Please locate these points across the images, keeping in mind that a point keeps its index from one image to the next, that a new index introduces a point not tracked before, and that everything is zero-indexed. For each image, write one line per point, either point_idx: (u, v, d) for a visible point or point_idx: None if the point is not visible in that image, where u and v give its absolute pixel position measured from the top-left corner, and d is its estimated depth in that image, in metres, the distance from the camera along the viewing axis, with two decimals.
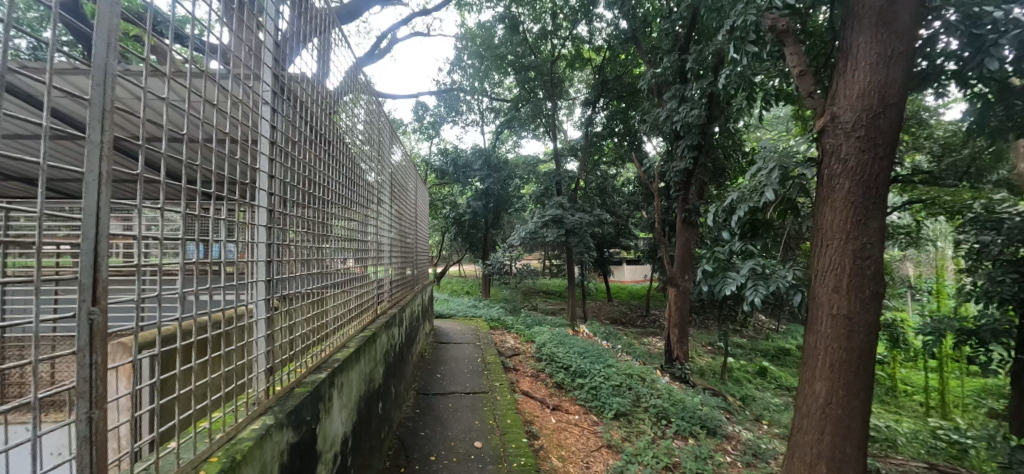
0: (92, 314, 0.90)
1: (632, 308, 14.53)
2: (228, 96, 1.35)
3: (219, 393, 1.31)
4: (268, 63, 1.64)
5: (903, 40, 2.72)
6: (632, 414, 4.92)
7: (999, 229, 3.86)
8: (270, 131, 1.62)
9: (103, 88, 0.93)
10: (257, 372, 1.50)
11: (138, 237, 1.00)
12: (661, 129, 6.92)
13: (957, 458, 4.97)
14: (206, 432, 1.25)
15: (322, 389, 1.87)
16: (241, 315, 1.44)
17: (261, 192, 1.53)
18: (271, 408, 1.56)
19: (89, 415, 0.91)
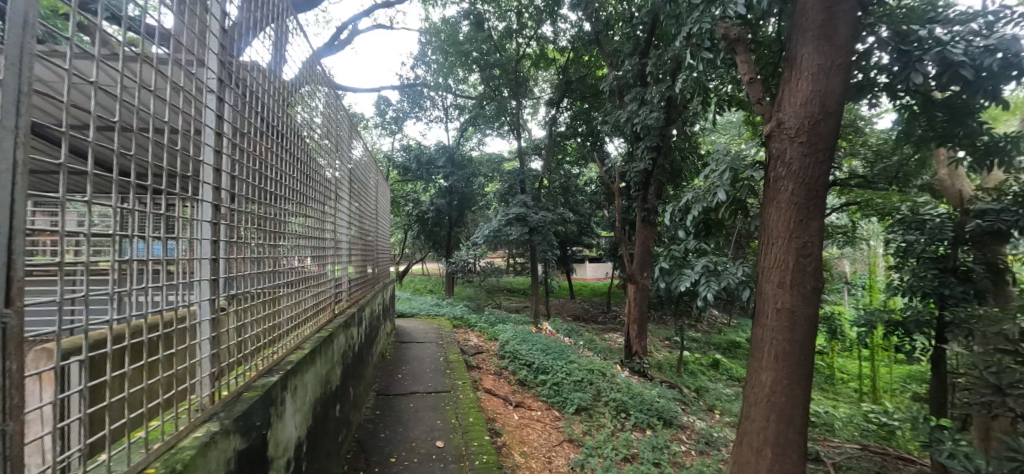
0: (5, 317, 0.85)
1: (594, 305, 14.82)
2: (168, 85, 1.28)
3: (157, 399, 1.24)
4: (215, 51, 1.56)
5: (843, 53, 2.92)
6: (593, 408, 5.04)
7: (922, 229, 4.33)
8: (215, 123, 1.55)
9: (17, 70, 0.86)
10: (201, 376, 1.44)
11: (60, 233, 0.94)
12: (622, 130, 7.10)
13: (886, 439, 5.43)
14: (141, 441, 1.19)
15: (274, 392, 1.82)
16: (184, 317, 1.37)
17: (204, 187, 1.46)
18: (216, 414, 1.50)
19: (3, 428, 0.85)
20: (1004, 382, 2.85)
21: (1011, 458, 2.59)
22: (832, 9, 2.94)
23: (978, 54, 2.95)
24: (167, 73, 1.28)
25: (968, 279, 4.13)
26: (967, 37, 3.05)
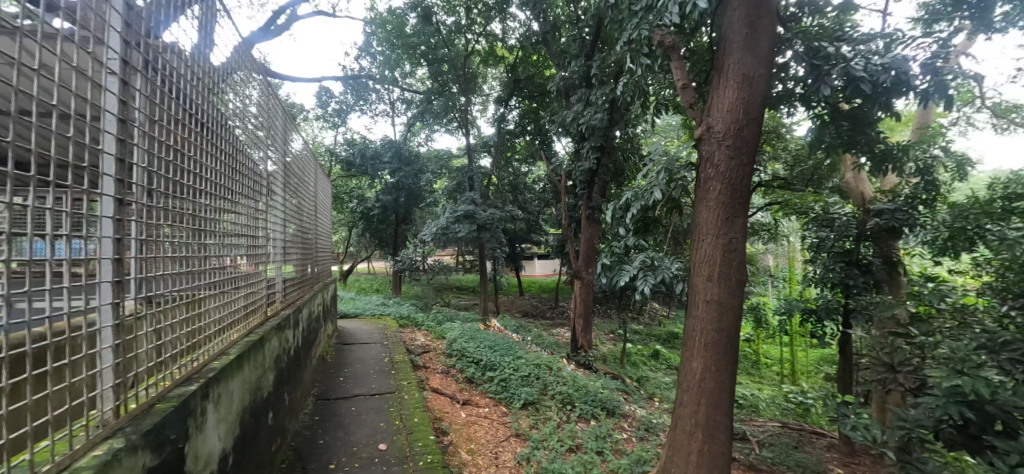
0: None
1: (542, 302, 15.05)
2: (58, 64, 1.16)
3: (47, 416, 1.13)
4: (118, 30, 1.42)
5: (764, 63, 3.15)
6: (540, 402, 5.13)
7: (832, 226, 4.86)
8: (119, 109, 1.42)
9: None
10: (102, 389, 1.32)
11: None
12: (569, 129, 7.27)
13: (802, 416, 5.97)
14: (25, 462, 1.08)
15: (192, 403, 1.71)
16: (80, 325, 1.25)
17: (106, 178, 1.33)
18: (121, 429, 1.39)
19: None
20: (895, 361, 3.21)
21: (900, 427, 2.96)
22: (755, 22, 3.16)
23: (876, 70, 3.29)
24: (56, 51, 1.15)
25: (869, 270, 4.63)
26: (867, 55, 3.40)
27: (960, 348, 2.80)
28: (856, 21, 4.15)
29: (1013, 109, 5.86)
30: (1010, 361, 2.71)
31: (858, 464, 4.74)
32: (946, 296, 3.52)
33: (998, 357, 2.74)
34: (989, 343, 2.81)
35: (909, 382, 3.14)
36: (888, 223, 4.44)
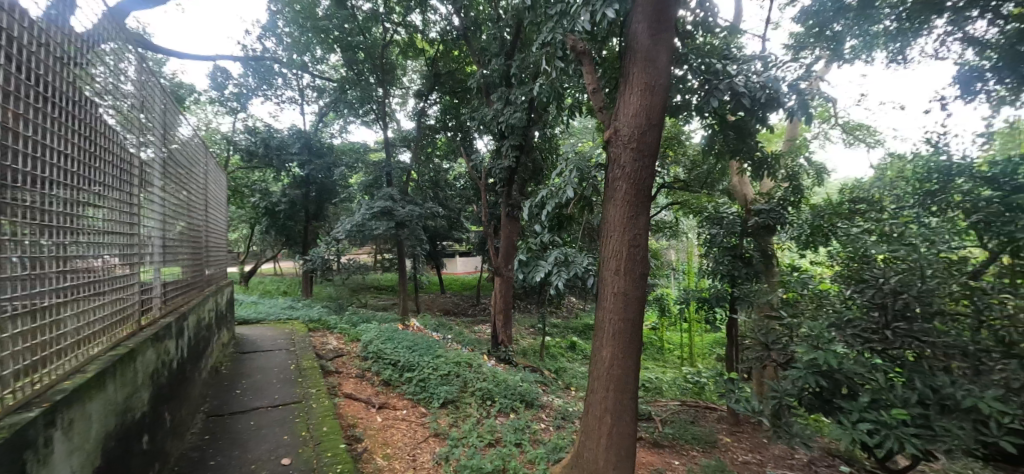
0: None
1: (463, 299, 15.00)
2: None
3: None
4: None
5: (664, 73, 3.40)
6: (459, 400, 5.10)
7: (721, 224, 5.40)
8: None
9: None
10: None
11: None
12: (489, 126, 7.34)
13: (698, 394, 6.60)
14: None
15: (32, 432, 1.46)
16: None
17: None
18: None
19: None
20: (769, 340, 3.66)
21: (773, 397, 3.39)
22: (656, 36, 3.40)
23: (754, 87, 3.72)
24: None
25: (750, 263, 5.22)
26: (748, 73, 3.83)
27: (817, 326, 3.23)
28: (741, 43, 4.64)
29: (858, 127, 6.95)
30: (853, 336, 3.15)
31: (743, 433, 5.36)
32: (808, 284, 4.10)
33: (844, 333, 3.18)
34: (838, 321, 3.26)
35: (781, 357, 3.60)
36: (763, 222, 5.06)
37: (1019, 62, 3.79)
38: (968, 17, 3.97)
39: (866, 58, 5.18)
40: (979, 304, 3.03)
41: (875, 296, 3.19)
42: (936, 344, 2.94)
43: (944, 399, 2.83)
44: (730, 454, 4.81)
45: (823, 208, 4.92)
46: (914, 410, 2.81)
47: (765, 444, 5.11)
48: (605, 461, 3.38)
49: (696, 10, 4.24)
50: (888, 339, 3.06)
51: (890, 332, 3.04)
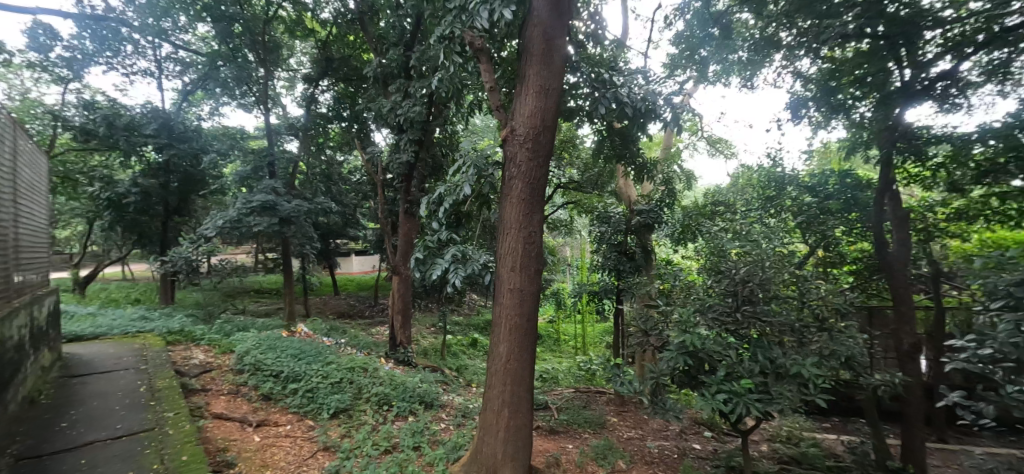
0: None
1: (358, 300, 14.21)
2: None
3: None
4: None
5: (557, 78, 3.49)
6: (353, 408, 4.79)
7: (608, 222, 5.93)
8: None
9: None
10: None
11: None
12: (386, 119, 7.04)
13: (591, 380, 7.00)
14: None
15: None
16: None
17: None
18: None
19: None
20: (648, 328, 4.00)
21: (653, 378, 3.70)
22: (550, 42, 3.48)
23: (635, 98, 4.03)
24: None
25: (633, 258, 5.77)
26: (633, 85, 4.12)
27: (684, 312, 3.58)
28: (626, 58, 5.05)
29: (719, 140, 7.94)
30: (713, 319, 3.56)
31: (628, 412, 5.80)
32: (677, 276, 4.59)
33: (706, 317, 3.57)
34: (701, 307, 3.65)
35: (657, 342, 3.95)
36: (645, 221, 5.63)
37: (830, 95, 4.59)
38: (796, 55, 4.68)
39: (726, 81, 5.89)
40: (802, 289, 3.61)
41: (729, 285, 3.62)
42: (774, 324, 3.46)
43: (780, 371, 3.31)
44: (617, 432, 5.16)
45: (691, 209, 5.57)
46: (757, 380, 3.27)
47: (646, 420, 5.59)
48: (504, 454, 3.40)
49: (588, 22, 4.48)
50: (738, 321, 3.53)
51: (740, 314, 3.50)
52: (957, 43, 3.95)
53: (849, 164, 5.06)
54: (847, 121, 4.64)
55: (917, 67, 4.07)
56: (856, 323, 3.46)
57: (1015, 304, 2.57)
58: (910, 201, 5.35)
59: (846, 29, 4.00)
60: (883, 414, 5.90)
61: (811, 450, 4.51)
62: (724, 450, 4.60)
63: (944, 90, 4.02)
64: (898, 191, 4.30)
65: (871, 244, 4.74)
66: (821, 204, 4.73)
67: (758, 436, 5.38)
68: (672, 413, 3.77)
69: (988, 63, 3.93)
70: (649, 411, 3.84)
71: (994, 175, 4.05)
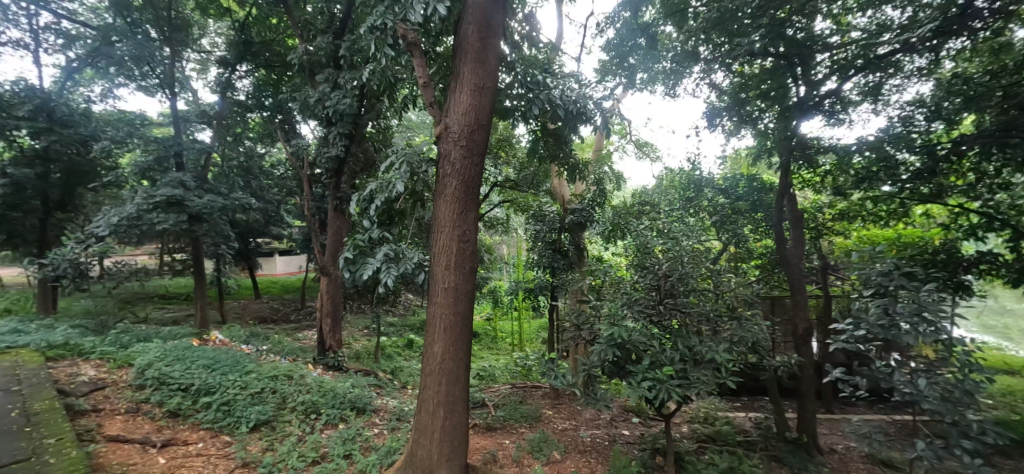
0: None
1: (282, 303, 13.31)
2: None
3: None
4: None
5: (492, 77, 3.44)
6: (277, 419, 4.44)
7: (543, 220, 6.00)
8: None
9: None
10: None
11: None
12: (313, 111, 6.62)
13: (528, 375, 7.06)
14: None
15: None
16: None
17: None
18: None
19: None
20: (579, 323, 4.08)
21: (585, 369, 3.80)
22: (485, 40, 3.43)
23: (567, 100, 4.10)
24: None
25: (567, 255, 5.92)
26: (565, 89, 4.22)
27: (612, 306, 3.67)
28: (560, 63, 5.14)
29: (645, 144, 8.32)
30: (638, 311, 3.71)
31: (563, 404, 5.91)
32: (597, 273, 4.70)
33: (632, 310, 3.70)
34: (627, 300, 3.78)
35: (588, 335, 4.05)
36: (578, 219, 5.77)
37: (740, 105, 4.99)
38: (711, 69, 5.07)
39: (652, 89, 6.13)
40: (716, 281, 3.84)
41: (653, 279, 3.80)
42: (691, 315, 3.67)
43: (699, 358, 3.50)
44: (552, 424, 5.22)
45: (620, 208, 5.79)
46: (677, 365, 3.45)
47: (580, 411, 5.73)
48: (438, 455, 3.29)
49: (522, 24, 4.48)
50: (661, 312, 3.70)
51: (662, 305, 3.70)
52: (842, 65, 4.43)
53: (756, 168, 5.54)
54: (755, 131, 5.07)
55: (811, 85, 4.51)
56: (760, 311, 3.77)
57: (882, 292, 3.25)
58: (802, 202, 6.08)
59: (753, 48, 4.38)
60: (783, 391, 6.55)
61: (724, 427, 4.88)
62: (650, 434, 4.81)
63: (830, 106, 4.52)
64: (796, 193, 4.74)
65: (775, 241, 5.31)
66: (731, 204, 5.22)
67: (678, 418, 5.66)
68: (603, 404, 3.87)
69: (866, 85, 4.54)
70: (582, 403, 3.92)
71: (868, 181, 4.98)
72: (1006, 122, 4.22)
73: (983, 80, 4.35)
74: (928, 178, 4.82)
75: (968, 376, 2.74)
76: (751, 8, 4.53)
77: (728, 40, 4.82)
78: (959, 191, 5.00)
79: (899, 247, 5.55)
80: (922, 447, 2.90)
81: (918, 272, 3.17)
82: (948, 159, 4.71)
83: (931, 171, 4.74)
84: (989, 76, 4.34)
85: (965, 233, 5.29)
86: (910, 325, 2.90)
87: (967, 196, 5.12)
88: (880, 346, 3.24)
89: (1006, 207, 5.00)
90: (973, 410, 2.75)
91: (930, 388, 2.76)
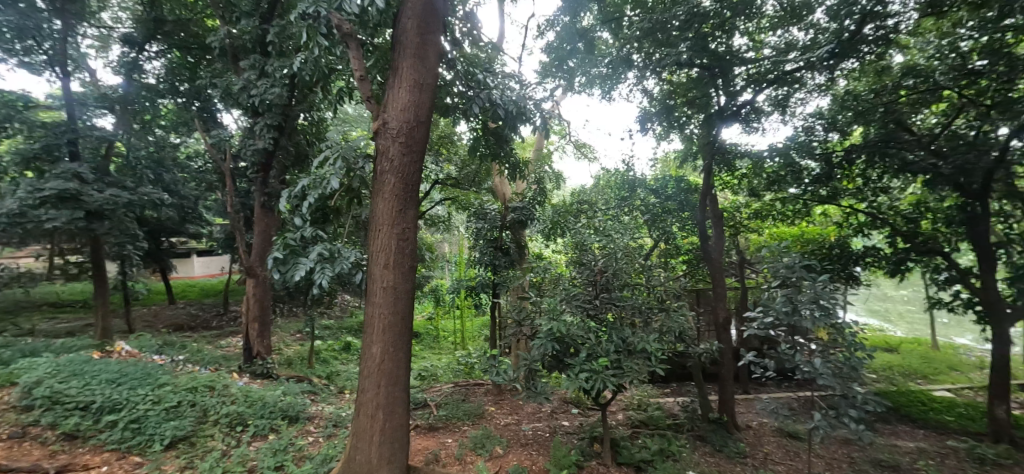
0: None
1: (201, 308, 12.19)
2: None
3: None
4: None
5: (432, 73, 3.32)
6: (197, 434, 4.05)
7: (485, 218, 5.93)
8: None
9: None
10: None
11: None
12: (236, 100, 6.10)
13: (470, 374, 6.98)
14: None
15: None
16: None
17: None
18: None
19: None
20: (521, 319, 4.08)
21: (527, 364, 3.80)
22: (425, 36, 3.31)
23: (508, 101, 4.09)
24: None
25: (507, 252, 5.84)
26: (505, 89, 4.20)
27: (552, 301, 3.71)
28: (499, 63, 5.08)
29: (584, 145, 8.50)
30: (577, 306, 3.77)
31: (504, 400, 5.89)
32: (534, 271, 4.76)
33: (571, 304, 3.75)
34: (567, 296, 3.83)
35: (528, 331, 4.05)
36: (519, 218, 5.76)
37: (669, 112, 5.22)
38: (644, 76, 5.23)
39: (589, 92, 6.27)
40: (648, 276, 4.03)
41: (589, 275, 3.88)
42: (624, 307, 3.78)
43: (632, 349, 3.60)
44: (495, 420, 5.19)
45: (559, 207, 5.88)
46: (613, 357, 3.53)
47: (521, 405, 5.75)
48: (378, 460, 3.15)
49: (463, 22, 4.38)
50: (597, 306, 3.79)
51: (598, 300, 3.80)
52: (756, 79, 4.76)
53: (683, 170, 5.85)
54: (681, 136, 5.36)
55: (730, 95, 4.83)
56: (686, 302, 3.99)
57: (785, 282, 3.48)
58: (723, 203, 6.52)
59: (681, 58, 4.60)
60: (707, 376, 6.99)
61: (655, 412, 5.10)
62: (588, 423, 4.91)
63: (747, 114, 4.84)
64: (716, 195, 5.02)
65: (698, 239, 5.70)
66: (661, 204, 5.54)
67: (615, 406, 5.82)
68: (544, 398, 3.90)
69: (776, 97, 4.94)
70: (525, 398, 3.93)
71: (778, 183, 5.50)
72: (887, 134, 5.02)
73: (868, 97, 5.09)
74: (825, 181, 5.41)
75: (852, 354, 3.12)
76: (679, 21, 4.74)
77: (658, 49, 5.00)
78: (850, 193, 5.55)
79: (802, 242, 6.16)
80: (818, 418, 3.24)
81: (816, 265, 3.44)
82: (840, 165, 5.33)
83: (827, 176, 5.35)
84: (874, 95, 5.08)
85: (855, 230, 5.97)
86: (811, 312, 3.17)
87: (856, 198, 5.72)
88: (785, 330, 3.49)
89: (885, 208, 5.76)
90: (856, 383, 3.16)
91: (824, 366, 3.11)
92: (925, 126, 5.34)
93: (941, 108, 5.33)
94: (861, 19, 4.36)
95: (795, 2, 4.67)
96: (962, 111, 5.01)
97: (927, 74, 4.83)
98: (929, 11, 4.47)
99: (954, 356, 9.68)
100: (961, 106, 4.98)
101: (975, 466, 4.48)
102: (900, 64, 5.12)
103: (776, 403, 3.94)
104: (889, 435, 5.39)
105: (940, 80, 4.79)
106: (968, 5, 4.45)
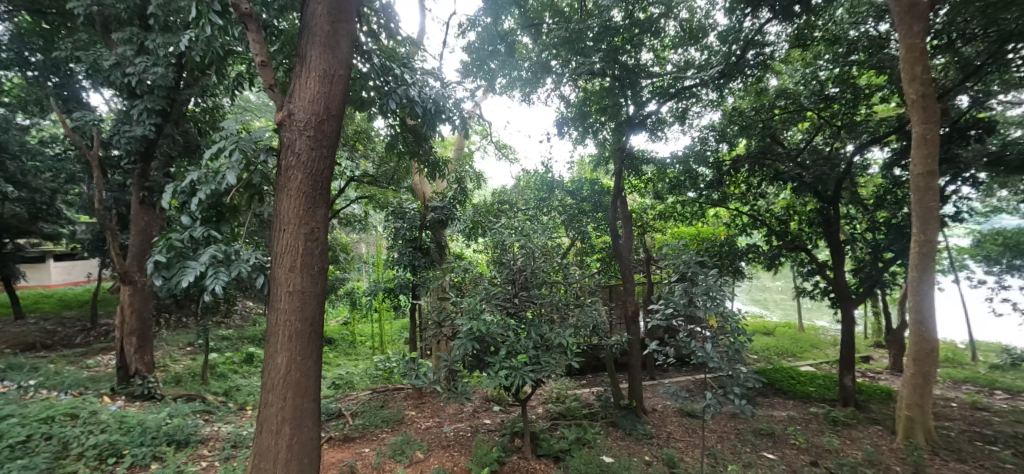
0: None
1: (60, 324, 10.30)
2: None
3: None
4: None
5: (344, 64, 3.07)
6: (55, 471, 3.39)
7: (404, 217, 5.67)
8: None
9: None
10: None
11: None
12: (107, 79, 5.23)
13: (389, 379, 6.63)
14: None
15: None
16: None
17: None
18: None
19: None
20: (441, 320, 3.93)
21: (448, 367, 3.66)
22: (336, 23, 3.05)
23: (425, 97, 3.92)
24: None
25: (427, 253, 5.63)
26: (422, 84, 4.03)
27: (472, 301, 3.60)
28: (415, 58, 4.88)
29: (505, 145, 8.48)
30: (497, 305, 3.71)
31: (426, 403, 5.68)
32: (450, 272, 4.63)
33: (491, 304, 3.68)
34: (488, 296, 3.74)
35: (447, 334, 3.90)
36: (439, 217, 5.59)
37: (583, 117, 5.38)
38: (561, 82, 5.31)
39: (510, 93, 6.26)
40: (565, 274, 4.12)
41: (509, 274, 3.84)
42: (542, 305, 3.78)
43: (550, 344, 3.63)
44: (415, 424, 4.98)
45: (479, 206, 5.80)
46: (535, 356, 3.53)
47: (443, 407, 5.58)
48: None
49: (379, 14, 4.13)
50: (517, 305, 3.75)
51: (520, 300, 3.77)
52: (660, 92, 5.09)
53: (598, 172, 6.08)
54: (596, 140, 5.57)
55: (637, 105, 5.07)
56: (600, 298, 4.14)
57: (685, 276, 3.71)
58: (633, 204, 6.89)
59: (594, 67, 4.67)
60: (620, 367, 7.33)
61: (572, 404, 5.22)
62: (508, 420, 4.88)
63: (654, 124, 5.21)
64: (626, 197, 5.23)
65: (610, 238, 5.93)
66: (578, 204, 5.72)
67: (535, 401, 5.87)
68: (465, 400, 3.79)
69: (678, 110, 5.39)
70: (445, 401, 3.79)
71: (678, 187, 5.94)
72: (764, 147, 5.66)
73: (750, 114, 5.61)
74: (715, 187, 5.94)
75: (739, 339, 3.39)
76: (593, 32, 4.86)
77: (574, 57, 5.04)
78: (736, 198, 6.11)
79: (698, 240, 6.57)
80: (710, 399, 3.45)
81: (709, 261, 3.70)
82: (728, 173, 5.88)
83: (717, 182, 5.89)
84: (754, 111, 5.61)
85: (741, 229, 6.44)
86: (707, 302, 3.41)
87: (742, 201, 6.35)
88: (685, 320, 3.70)
89: (763, 210, 6.41)
90: (741, 364, 3.43)
91: (715, 351, 3.34)
92: (794, 141, 6.02)
93: (805, 126, 6.02)
94: (744, 46, 4.87)
95: (693, 24, 5.14)
96: (820, 129, 5.72)
97: (795, 96, 5.48)
98: (796, 44, 5.13)
99: (818, 336, 11.15)
100: (820, 125, 5.68)
101: (831, 427, 5.12)
102: (774, 86, 5.73)
103: (677, 386, 4.19)
104: (767, 407, 6.02)
105: (805, 102, 5.43)
106: (827, 38, 5.19)
